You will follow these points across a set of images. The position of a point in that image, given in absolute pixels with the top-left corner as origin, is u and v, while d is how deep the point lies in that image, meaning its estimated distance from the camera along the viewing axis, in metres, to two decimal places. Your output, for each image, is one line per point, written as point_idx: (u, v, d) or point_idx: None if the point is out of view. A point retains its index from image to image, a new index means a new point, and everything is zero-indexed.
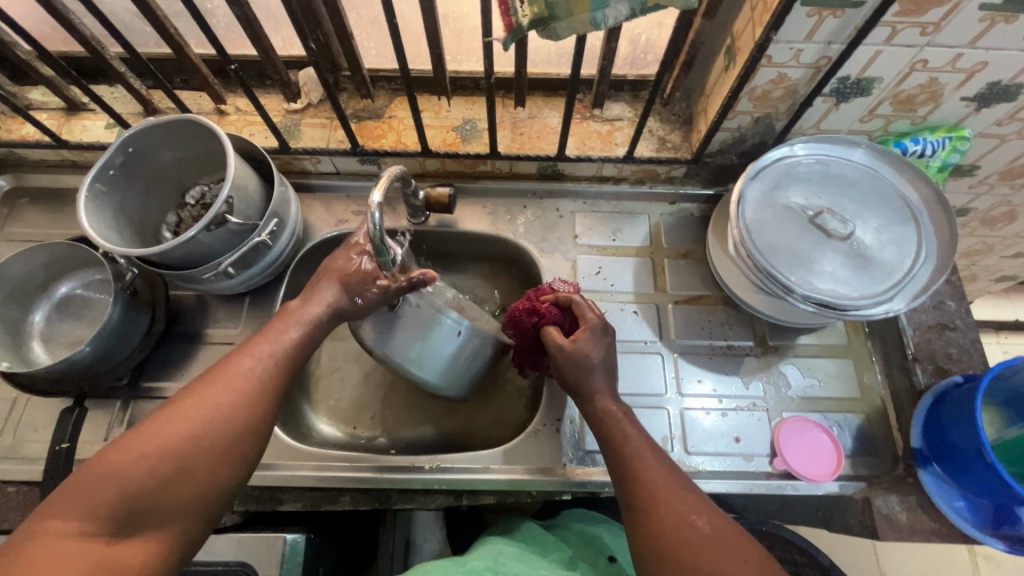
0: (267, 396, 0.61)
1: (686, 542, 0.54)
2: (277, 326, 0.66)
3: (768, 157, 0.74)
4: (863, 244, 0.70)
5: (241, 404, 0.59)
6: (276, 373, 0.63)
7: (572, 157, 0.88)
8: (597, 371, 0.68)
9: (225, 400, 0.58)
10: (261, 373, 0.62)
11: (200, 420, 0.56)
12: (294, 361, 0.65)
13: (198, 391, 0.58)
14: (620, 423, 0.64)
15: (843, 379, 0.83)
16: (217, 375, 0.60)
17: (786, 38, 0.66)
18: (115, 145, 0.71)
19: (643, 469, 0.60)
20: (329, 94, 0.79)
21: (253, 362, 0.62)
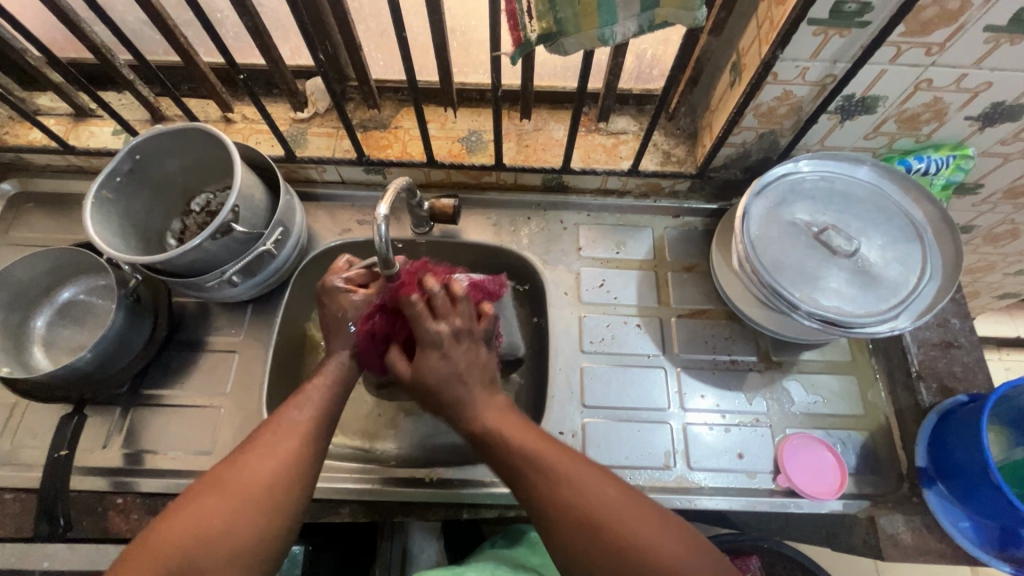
0: (316, 443, 0.60)
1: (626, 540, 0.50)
2: (312, 378, 0.66)
3: (773, 173, 0.74)
4: (868, 261, 0.70)
5: (294, 453, 0.58)
6: (321, 421, 0.62)
7: (577, 170, 0.88)
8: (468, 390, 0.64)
9: (278, 451, 0.57)
10: (308, 421, 0.61)
11: (258, 472, 0.55)
12: (334, 408, 0.65)
13: (248, 448, 0.57)
14: (518, 429, 0.60)
15: (847, 396, 0.82)
16: (264, 432, 0.59)
17: (792, 57, 0.66)
18: (122, 153, 0.71)
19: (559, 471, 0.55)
20: (337, 104, 0.79)
21: (299, 413, 0.61)
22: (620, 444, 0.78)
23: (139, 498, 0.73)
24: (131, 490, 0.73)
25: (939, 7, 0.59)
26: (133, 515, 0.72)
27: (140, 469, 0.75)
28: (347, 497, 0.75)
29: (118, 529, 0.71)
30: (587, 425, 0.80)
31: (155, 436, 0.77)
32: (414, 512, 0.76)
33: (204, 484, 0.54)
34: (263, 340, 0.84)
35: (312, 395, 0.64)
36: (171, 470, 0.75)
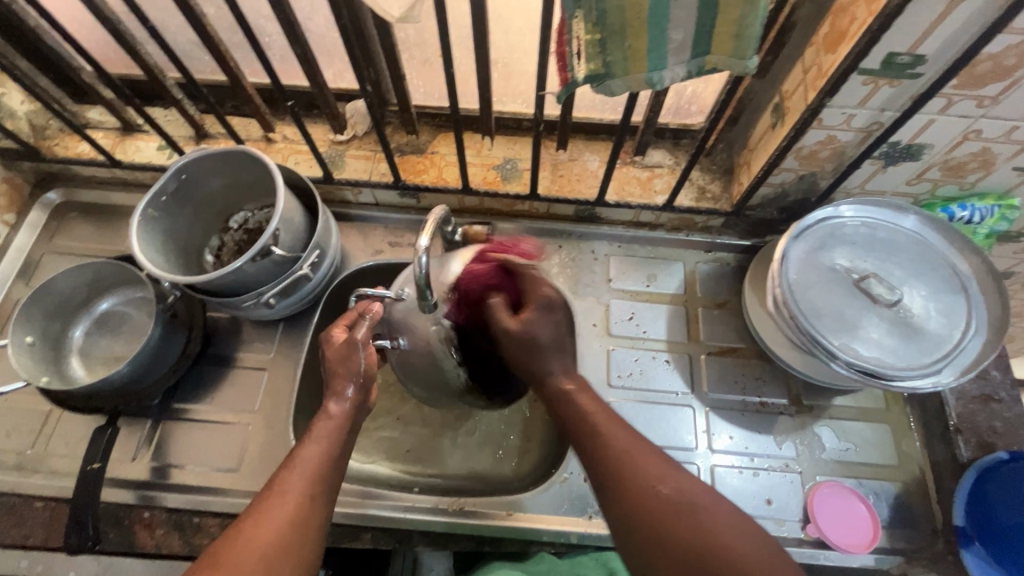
0: (320, 505, 0.55)
1: (691, 528, 0.50)
2: (310, 432, 0.60)
3: (813, 217, 0.73)
4: (909, 311, 0.69)
5: (298, 520, 0.52)
6: (326, 481, 0.57)
7: (611, 202, 0.88)
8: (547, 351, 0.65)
9: (283, 520, 0.52)
10: (311, 483, 0.55)
11: (262, 549, 0.49)
12: (339, 462, 0.59)
13: (250, 517, 0.52)
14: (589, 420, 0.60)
15: (880, 446, 0.80)
16: (267, 497, 0.53)
17: (840, 104, 0.66)
18: (169, 172, 0.73)
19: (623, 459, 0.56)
20: (378, 131, 0.80)
21: (300, 475, 0.55)
22: None
23: (165, 513, 0.74)
24: (158, 505, 0.74)
25: (995, 62, 0.58)
26: (159, 530, 0.73)
27: (167, 483, 0.76)
28: (369, 523, 0.74)
29: (144, 543, 0.72)
30: None
31: (183, 451, 0.78)
32: (435, 543, 0.75)
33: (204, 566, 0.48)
34: (293, 358, 0.85)
35: (312, 453, 0.58)
36: (198, 486, 0.76)
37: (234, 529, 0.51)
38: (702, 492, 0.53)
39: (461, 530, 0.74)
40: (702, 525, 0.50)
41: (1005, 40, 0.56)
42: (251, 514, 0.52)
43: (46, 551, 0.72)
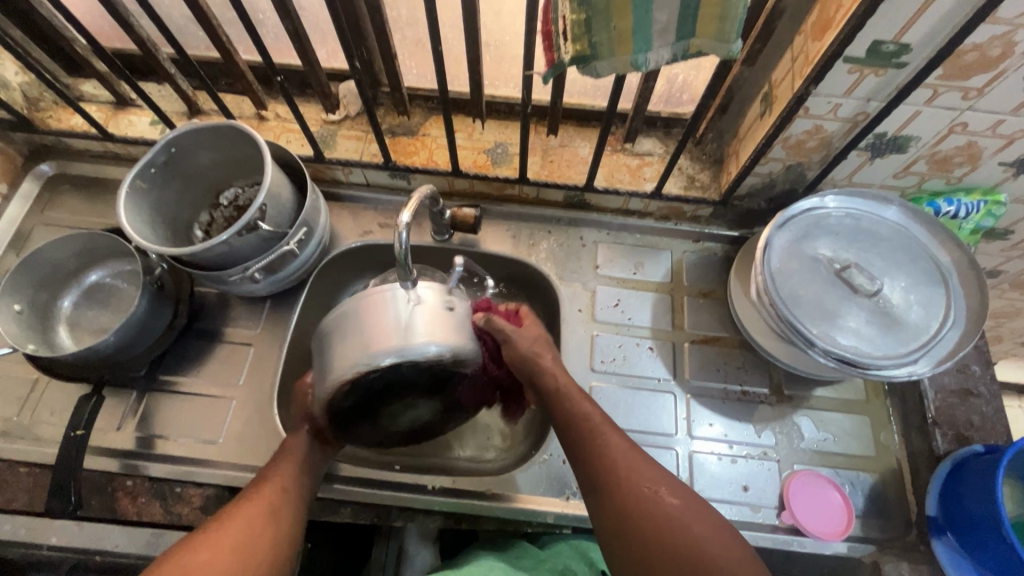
0: (298, 498, 0.64)
1: (683, 537, 0.53)
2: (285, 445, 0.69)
3: (798, 206, 0.73)
4: (889, 301, 0.69)
5: (280, 506, 0.61)
6: (304, 481, 0.66)
7: (600, 188, 0.89)
8: (537, 344, 0.72)
9: (265, 506, 0.60)
10: (291, 480, 0.65)
11: (248, 525, 0.58)
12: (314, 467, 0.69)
13: (236, 506, 0.60)
14: (588, 414, 0.65)
15: (859, 436, 0.81)
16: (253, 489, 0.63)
17: (826, 92, 0.66)
18: (159, 145, 0.73)
19: (620, 465, 0.59)
20: (368, 110, 0.80)
21: (283, 473, 0.65)
22: None
23: (148, 482, 0.74)
24: (141, 473, 0.75)
25: (980, 52, 0.58)
26: (140, 499, 0.73)
27: (152, 453, 0.77)
28: (347, 498, 0.75)
29: (126, 511, 0.73)
30: None
31: (167, 422, 0.79)
32: (413, 519, 0.76)
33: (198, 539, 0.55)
34: (279, 335, 0.85)
35: (293, 458, 0.67)
36: (181, 457, 0.76)
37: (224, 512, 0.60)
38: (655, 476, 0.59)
39: (439, 508, 0.75)
40: (693, 531, 0.54)
41: (989, 30, 0.56)
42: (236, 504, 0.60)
43: (29, 516, 0.72)
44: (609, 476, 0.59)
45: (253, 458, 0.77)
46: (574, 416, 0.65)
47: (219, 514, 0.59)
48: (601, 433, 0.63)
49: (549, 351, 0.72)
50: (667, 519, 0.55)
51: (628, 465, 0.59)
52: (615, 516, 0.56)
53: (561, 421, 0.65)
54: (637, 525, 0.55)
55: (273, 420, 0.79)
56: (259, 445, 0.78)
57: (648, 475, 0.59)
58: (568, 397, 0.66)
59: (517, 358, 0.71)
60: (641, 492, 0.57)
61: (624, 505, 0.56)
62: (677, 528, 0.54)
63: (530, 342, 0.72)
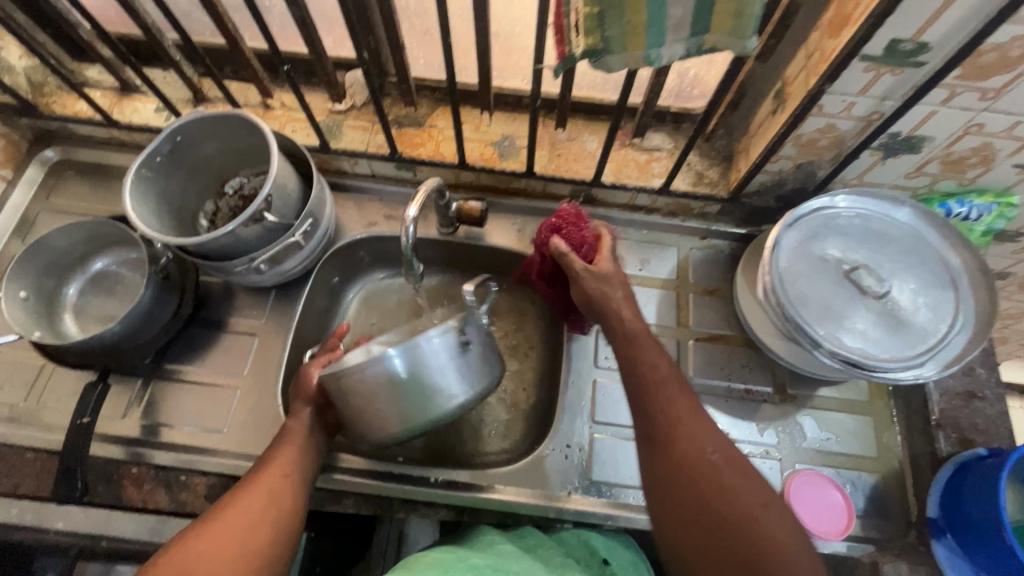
0: (298, 481, 0.64)
1: (733, 497, 0.56)
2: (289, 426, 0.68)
3: (807, 205, 0.73)
4: (898, 304, 0.68)
5: (276, 492, 0.61)
6: (305, 462, 0.66)
7: (607, 183, 0.88)
8: (614, 290, 0.69)
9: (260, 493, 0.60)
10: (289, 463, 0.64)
11: (247, 512, 0.58)
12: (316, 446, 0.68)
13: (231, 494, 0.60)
14: (658, 373, 0.63)
15: (861, 437, 0.81)
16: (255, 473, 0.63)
17: (841, 90, 0.65)
18: (164, 133, 0.72)
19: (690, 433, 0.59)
20: (375, 101, 0.79)
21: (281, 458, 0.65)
22: (627, 462, 0.78)
23: (153, 469, 0.75)
24: (146, 461, 0.75)
25: (999, 53, 0.57)
26: (146, 486, 0.74)
27: (156, 441, 0.77)
28: (351, 488, 0.76)
29: (132, 498, 0.74)
30: (594, 439, 0.79)
31: (172, 410, 0.79)
32: (416, 511, 0.77)
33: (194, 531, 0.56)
34: (283, 325, 0.85)
35: (296, 440, 0.67)
36: (185, 445, 0.77)
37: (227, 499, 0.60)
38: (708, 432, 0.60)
39: (442, 501, 0.76)
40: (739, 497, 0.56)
41: (1010, 31, 0.55)
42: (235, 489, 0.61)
43: (35, 500, 0.73)
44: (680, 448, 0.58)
45: (257, 448, 0.77)
46: (641, 368, 0.64)
47: (217, 504, 0.59)
48: (667, 383, 0.62)
49: (624, 299, 0.69)
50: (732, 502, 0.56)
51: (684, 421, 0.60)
52: (680, 490, 0.57)
53: (635, 373, 0.64)
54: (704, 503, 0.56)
55: (277, 410, 0.79)
56: (263, 435, 0.78)
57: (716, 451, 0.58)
58: (638, 347, 0.65)
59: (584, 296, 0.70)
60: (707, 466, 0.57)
61: (691, 478, 0.57)
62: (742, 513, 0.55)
63: (599, 282, 0.69)
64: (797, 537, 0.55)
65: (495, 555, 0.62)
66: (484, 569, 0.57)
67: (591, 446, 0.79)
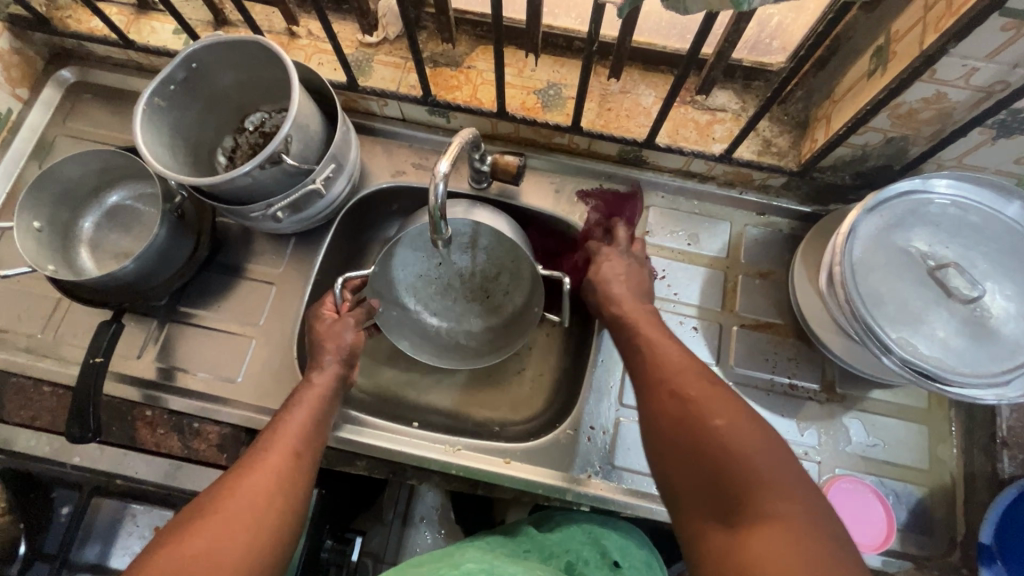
0: (306, 459, 0.59)
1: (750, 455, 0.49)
2: (296, 397, 0.64)
3: (894, 188, 0.63)
4: (988, 311, 0.59)
5: (285, 470, 0.56)
6: (314, 439, 0.61)
7: (661, 145, 0.79)
8: (617, 279, 0.72)
9: (267, 470, 0.55)
10: (293, 438, 0.59)
11: (253, 492, 0.53)
12: (323, 424, 0.63)
13: (227, 475, 0.55)
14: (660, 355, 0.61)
15: (913, 447, 0.74)
16: (260, 448, 0.57)
17: (964, 52, 0.53)
18: (178, 60, 0.65)
19: (692, 406, 0.54)
20: (410, 36, 0.71)
21: (286, 433, 0.59)
22: None
23: (167, 413, 0.74)
24: (160, 405, 0.74)
25: None
26: (159, 430, 0.73)
27: (171, 385, 0.76)
28: (363, 451, 0.73)
29: (144, 441, 0.72)
30: (620, 423, 0.75)
31: (187, 356, 0.77)
32: (428, 480, 0.75)
33: (189, 518, 0.50)
34: (302, 275, 0.81)
35: (298, 413, 0.61)
36: (199, 393, 0.75)
37: (225, 479, 0.54)
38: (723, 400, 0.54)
39: (457, 472, 0.73)
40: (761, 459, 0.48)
41: None
42: (233, 468, 0.55)
43: (53, 434, 0.73)
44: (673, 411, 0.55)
45: (271, 401, 0.75)
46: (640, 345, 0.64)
47: (214, 486, 0.54)
48: (663, 360, 0.60)
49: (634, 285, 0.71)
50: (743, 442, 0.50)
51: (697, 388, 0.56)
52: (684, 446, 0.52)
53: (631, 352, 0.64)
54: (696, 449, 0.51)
55: (292, 363, 0.76)
56: (278, 388, 0.76)
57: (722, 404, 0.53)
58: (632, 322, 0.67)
59: (585, 291, 0.74)
60: (701, 418, 0.52)
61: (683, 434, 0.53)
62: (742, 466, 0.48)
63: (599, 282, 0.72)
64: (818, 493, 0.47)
65: (492, 559, 0.56)
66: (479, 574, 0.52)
67: (615, 431, 0.75)
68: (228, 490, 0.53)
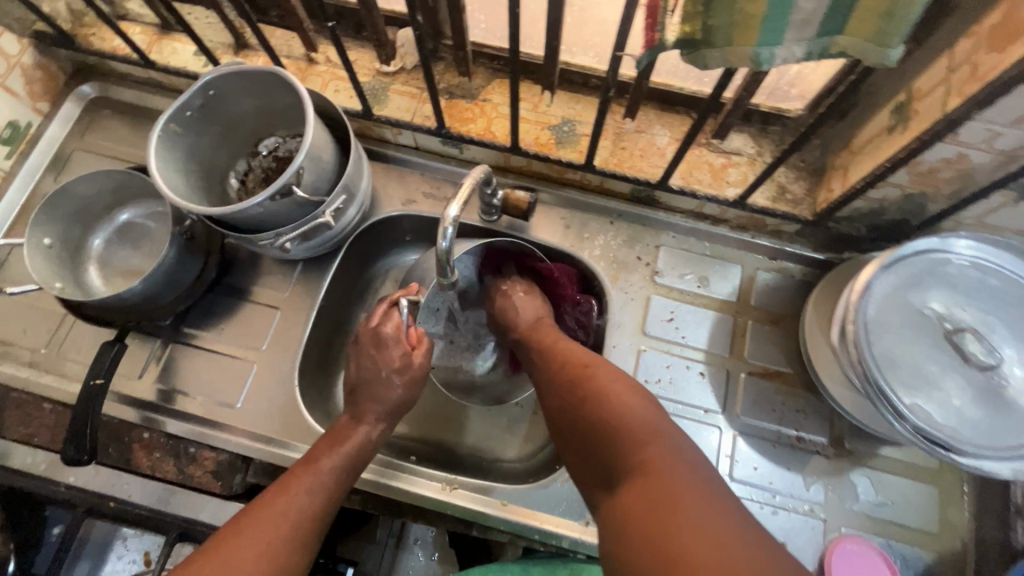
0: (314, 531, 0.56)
1: (609, 412, 0.53)
2: (327, 445, 0.61)
3: (911, 247, 0.62)
4: (1006, 381, 0.57)
5: (300, 546, 0.54)
6: (329, 500, 0.58)
7: (674, 187, 0.78)
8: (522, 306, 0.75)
9: (279, 548, 0.52)
10: (316, 510, 0.56)
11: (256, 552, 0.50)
12: (342, 492, 0.60)
13: (237, 527, 0.52)
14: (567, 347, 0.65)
15: (922, 508, 0.72)
16: (279, 501, 0.55)
17: (989, 119, 0.52)
18: (196, 87, 0.66)
19: (578, 369, 0.59)
20: (427, 70, 0.71)
21: (307, 496, 0.56)
22: None
23: (164, 437, 0.73)
24: (158, 428, 0.74)
25: None
26: (155, 453, 0.73)
27: (170, 408, 0.75)
28: (360, 485, 0.72)
29: (139, 463, 0.72)
30: None
31: (188, 378, 0.77)
32: (424, 517, 0.74)
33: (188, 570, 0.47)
34: (308, 301, 0.81)
35: (324, 469, 0.59)
36: (198, 417, 0.75)
37: (234, 529, 0.52)
38: (611, 374, 0.57)
39: (450, 512, 0.72)
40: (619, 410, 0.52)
41: None
42: (241, 522, 0.52)
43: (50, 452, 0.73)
44: (564, 403, 0.58)
45: (269, 429, 0.74)
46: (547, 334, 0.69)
47: (218, 534, 0.51)
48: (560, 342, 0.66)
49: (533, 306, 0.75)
50: (609, 404, 0.53)
51: (588, 363, 0.60)
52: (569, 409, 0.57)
53: (542, 349, 0.68)
54: (604, 441, 0.52)
55: (293, 390, 0.76)
56: (277, 416, 0.75)
57: (613, 382, 0.56)
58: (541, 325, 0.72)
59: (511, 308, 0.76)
60: (601, 397, 0.54)
61: (592, 428, 0.53)
62: (651, 452, 0.48)
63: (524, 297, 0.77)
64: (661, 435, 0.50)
65: None
66: None
67: None
68: (230, 550, 0.50)
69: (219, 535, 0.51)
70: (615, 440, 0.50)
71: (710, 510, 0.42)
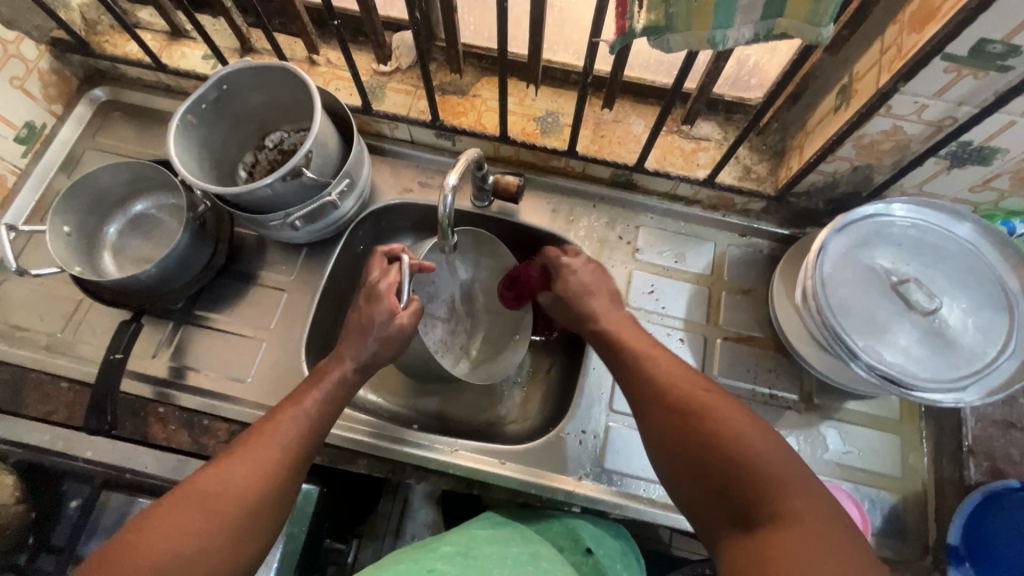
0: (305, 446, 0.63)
1: (731, 454, 0.54)
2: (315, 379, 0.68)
3: (860, 211, 0.69)
4: (945, 323, 0.65)
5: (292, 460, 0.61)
6: (316, 427, 0.64)
7: (649, 170, 0.85)
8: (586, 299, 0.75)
9: (273, 463, 0.59)
10: (304, 434, 0.63)
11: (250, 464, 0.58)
12: (330, 422, 0.66)
13: (231, 454, 0.59)
14: (670, 372, 0.64)
15: (886, 455, 0.79)
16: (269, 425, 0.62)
17: (914, 91, 0.61)
18: (211, 81, 0.72)
19: (686, 406, 0.59)
20: (423, 66, 0.78)
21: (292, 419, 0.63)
22: (642, 454, 0.77)
23: (178, 411, 0.77)
24: (172, 402, 0.77)
25: None
26: (170, 425, 0.76)
27: (183, 384, 0.79)
28: (367, 449, 0.76)
29: (156, 435, 0.75)
30: (610, 428, 0.79)
31: (199, 356, 0.81)
32: (427, 480, 0.78)
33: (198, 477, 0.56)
34: (312, 284, 0.86)
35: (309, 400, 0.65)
36: (210, 391, 0.79)
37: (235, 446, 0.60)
38: (720, 408, 0.58)
39: (452, 472, 0.76)
40: (742, 452, 0.54)
41: None
42: (233, 452, 0.59)
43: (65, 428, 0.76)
44: (671, 435, 0.59)
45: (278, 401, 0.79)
46: (636, 353, 0.68)
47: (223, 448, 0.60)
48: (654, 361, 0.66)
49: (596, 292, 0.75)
50: (733, 445, 0.54)
51: (697, 397, 0.60)
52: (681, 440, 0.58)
53: (635, 372, 0.66)
54: (729, 488, 0.53)
55: (299, 365, 0.81)
56: (285, 389, 0.79)
57: (735, 423, 0.56)
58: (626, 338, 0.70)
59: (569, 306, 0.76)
60: (720, 435, 0.55)
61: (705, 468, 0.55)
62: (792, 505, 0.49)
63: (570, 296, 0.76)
64: (798, 486, 0.51)
65: (469, 540, 0.63)
66: (454, 557, 0.59)
67: (607, 435, 0.78)
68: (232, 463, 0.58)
69: (214, 462, 0.58)
70: (737, 483, 0.52)
71: (847, 555, 0.45)
